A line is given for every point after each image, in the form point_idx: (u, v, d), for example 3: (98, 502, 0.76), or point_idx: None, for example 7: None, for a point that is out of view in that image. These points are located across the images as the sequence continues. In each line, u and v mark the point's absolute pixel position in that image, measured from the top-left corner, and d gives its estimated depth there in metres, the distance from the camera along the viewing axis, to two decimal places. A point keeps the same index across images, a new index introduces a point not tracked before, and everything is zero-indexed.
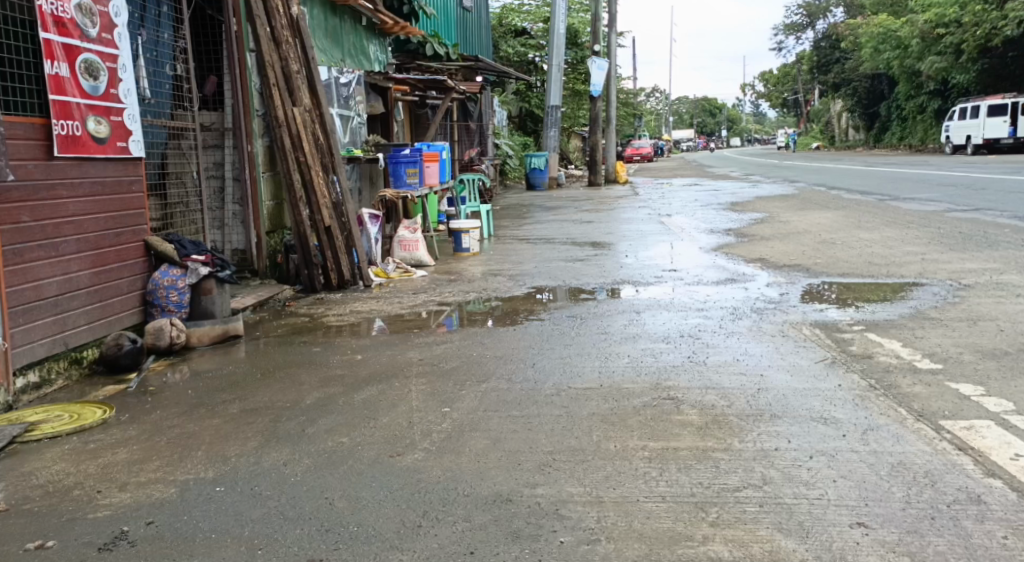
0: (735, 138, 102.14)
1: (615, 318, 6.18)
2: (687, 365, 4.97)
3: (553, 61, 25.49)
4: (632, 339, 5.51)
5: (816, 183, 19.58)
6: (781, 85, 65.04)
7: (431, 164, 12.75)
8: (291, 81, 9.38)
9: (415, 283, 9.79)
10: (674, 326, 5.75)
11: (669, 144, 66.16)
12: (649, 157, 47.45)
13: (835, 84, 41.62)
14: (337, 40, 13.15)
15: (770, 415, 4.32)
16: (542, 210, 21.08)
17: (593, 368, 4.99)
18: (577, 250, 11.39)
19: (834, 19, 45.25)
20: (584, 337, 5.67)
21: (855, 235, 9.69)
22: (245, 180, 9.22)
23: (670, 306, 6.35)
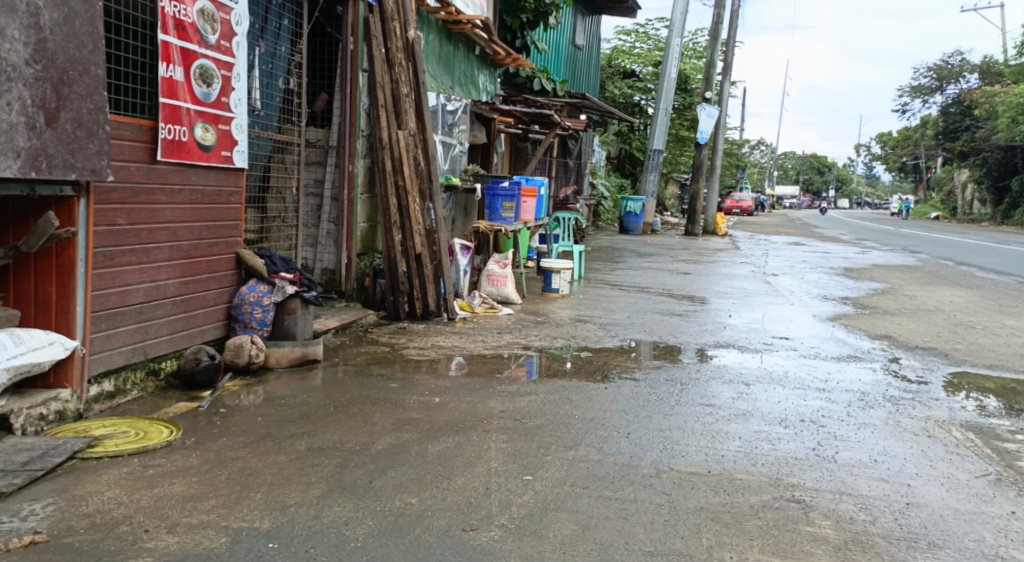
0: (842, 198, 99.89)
1: (726, 389, 5.70)
2: (812, 459, 4.46)
3: (661, 106, 25.11)
4: (745, 418, 5.02)
5: (945, 257, 18.68)
6: (900, 149, 63.28)
7: (528, 200, 12.38)
8: (400, 104, 9.20)
9: (502, 322, 9.48)
10: (793, 407, 5.26)
11: (773, 200, 64.94)
12: (751, 211, 46.58)
13: (960, 153, 40.16)
14: (448, 66, 12.99)
15: (927, 543, 3.79)
16: (636, 255, 20.65)
17: (699, 448, 4.53)
18: (673, 304, 10.93)
19: (961, 86, 43.84)
20: (693, 408, 5.21)
21: (1000, 323, 9.07)
22: (342, 200, 9.03)
23: (785, 384, 5.85)
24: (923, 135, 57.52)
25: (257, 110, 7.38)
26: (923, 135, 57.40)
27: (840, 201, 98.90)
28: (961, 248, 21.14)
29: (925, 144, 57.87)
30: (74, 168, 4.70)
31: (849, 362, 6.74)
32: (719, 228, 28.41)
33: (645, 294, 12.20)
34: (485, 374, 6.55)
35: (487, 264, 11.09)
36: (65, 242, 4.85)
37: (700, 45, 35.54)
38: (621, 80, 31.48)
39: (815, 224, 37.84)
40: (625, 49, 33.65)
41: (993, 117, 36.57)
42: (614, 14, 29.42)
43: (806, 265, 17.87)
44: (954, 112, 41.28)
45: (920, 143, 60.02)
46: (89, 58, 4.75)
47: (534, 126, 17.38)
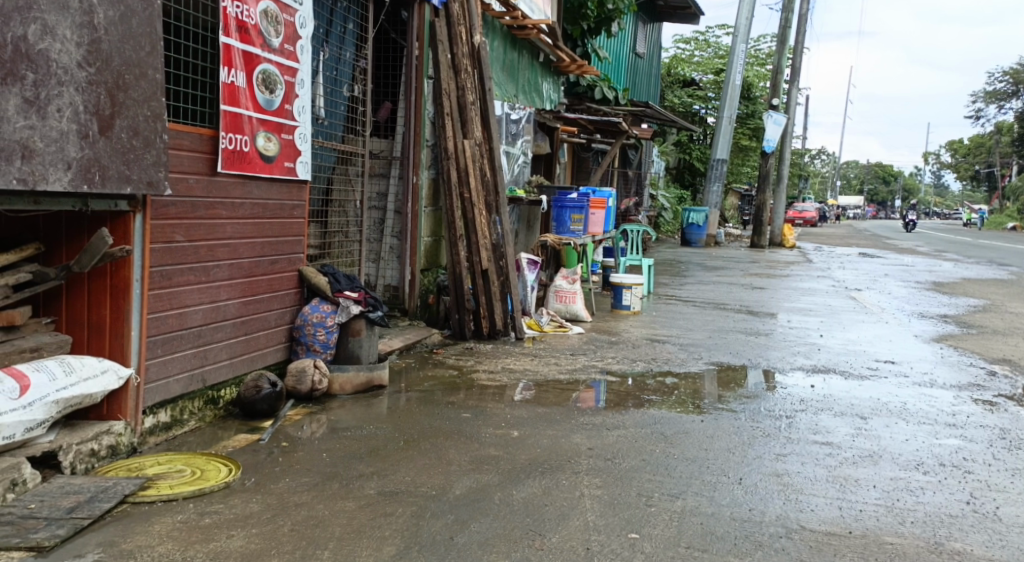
0: (905, 210, 97.77)
1: (842, 425, 5.57)
2: (970, 517, 4.08)
3: (725, 115, 24.45)
4: (874, 461, 4.81)
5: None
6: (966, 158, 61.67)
7: (596, 211, 11.95)
8: (466, 112, 8.82)
9: (573, 342, 9.03)
10: (921, 455, 4.96)
11: (833, 212, 63.62)
12: (812, 222, 45.50)
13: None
14: (513, 74, 12.55)
15: None
16: (700, 268, 20.04)
17: (836, 500, 4.18)
18: (752, 324, 10.38)
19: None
20: (808, 446, 5.03)
21: None
22: (406, 214, 8.62)
23: (901, 427, 5.56)
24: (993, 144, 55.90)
25: (321, 118, 6.93)
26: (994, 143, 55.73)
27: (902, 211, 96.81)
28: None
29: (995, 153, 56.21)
30: (130, 181, 4.32)
31: (953, 401, 6.38)
32: (786, 240, 27.65)
33: (718, 312, 11.65)
34: (563, 403, 6.11)
35: (555, 280, 10.69)
36: (120, 261, 4.46)
37: (762, 52, 34.76)
38: (680, 89, 30.86)
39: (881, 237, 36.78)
40: (684, 58, 33.01)
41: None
42: (676, 21, 28.82)
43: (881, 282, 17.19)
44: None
45: (990, 152, 58.38)
46: (146, 60, 4.36)
47: (596, 136, 16.89)
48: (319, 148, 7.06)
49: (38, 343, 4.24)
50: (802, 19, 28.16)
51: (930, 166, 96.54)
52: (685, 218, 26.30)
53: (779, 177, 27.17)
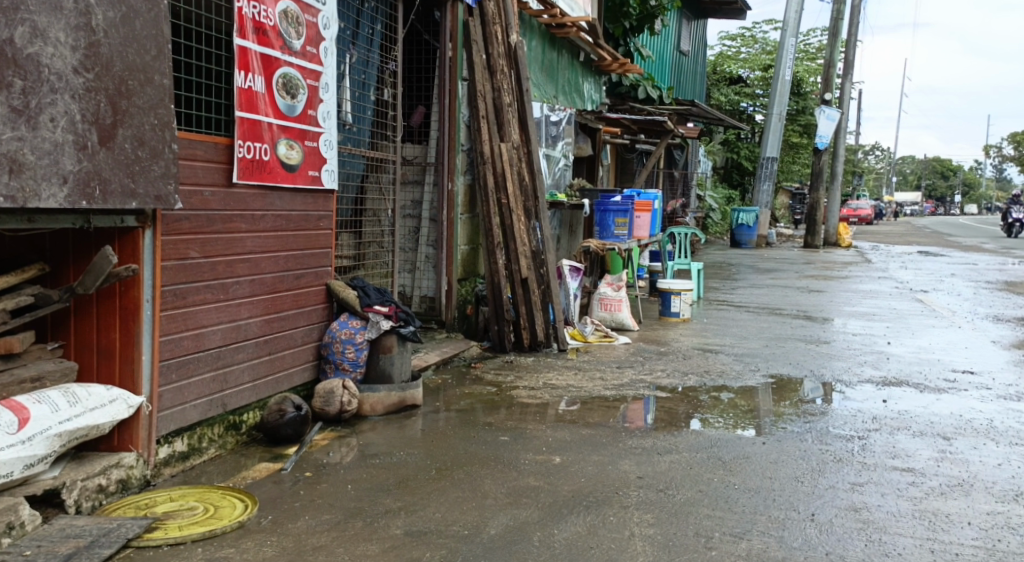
0: (959, 206, 95.75)
1: (924, 447, 5.42)
2: None
3: (773, 112, 23.85)
4: (964, 492, 4.71)
5: None
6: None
7: (641, 215, 11.55)
8: (502, 115, 8.47)
9: (619, 353, 8.65)
10: (1008, 484, 4.84)
11: (886, 208, 62.33)
12: (863, 220, 44.57)
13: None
14: (552, 74, 12.19)
15: None
16: (750, 271, 19.51)
17: (918, 541, 4.10)
18: (807, 334, 9.93)
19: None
20: (888, 473, 4.91)
21: None
22: (441, 222, 8.29)
23: (983, 453, 5.38)
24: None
25: (349, 124, 6.61)
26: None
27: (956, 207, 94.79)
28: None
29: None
30: (135, 195, 4.02)
31: None
32: (842, 240, 26.90)
33: (771, 320, 11.21)
34: (609, 422, 5.75)
35: (599, 287, 10.33)
36: (130, 280, 4.16)
37: (810, 47, 34.00)
38: (726, 87, 30.26)
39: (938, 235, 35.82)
40: (730, 55, 32.38)
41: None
42: (721, 18, 28.23)
43: (940, 284, 16.56)
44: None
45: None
46: (152, 65, 4.06)
47: (640, 136, 16.46)
48: (348, 154, 6.74)
49: (40, 372, 3.95)
50: (852, 12, 27.43)
51: (985, 160, 94.39)
52: (733, 219, 25.73)
53: (832, 175, 26.49)
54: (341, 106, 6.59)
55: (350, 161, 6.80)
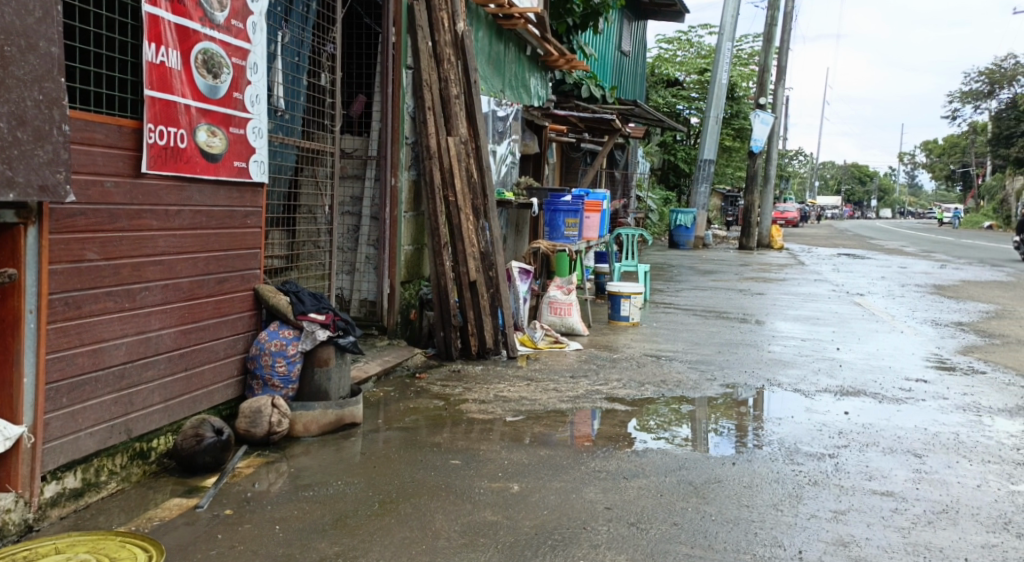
0: (888, 209, 97.61)
1: (898, 466, 4.93)
2: None
3: (714, 113, 23.64)
4: (952, 520, 4.26)
5: None
6: (950, 156, 61.61)
7: (590, 215, 11.09)
8: (448, 107, 7.92)
9: (571, 361, 8.16)
10: (1000, 509, 4.40)
11: (817, 211, 63.11)
12: (796, 222, 44.91)
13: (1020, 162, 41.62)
14: (499, 68, 11.66)
15: None
16: (693, 273, 19.21)
17: None
18: (762, 339, 9.56)
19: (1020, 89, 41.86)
20: (869, 499, 4.45)
21: None
22: (384, 220, 7.64)
23: (969, 470, 4.95)
24: (977, 142, 55.94)
25: (281, 111, 6.00)
26: (977, 141, 55.56)
27: (884, 210, 96.60)
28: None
29: (978, 152, 56.43)
30: (14, 185, 3.38)
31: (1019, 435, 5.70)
32: (775, 241, 27.09)
33: (723, 325, 10.83)
34: (569, 444, 5.25)
35: (549, 290, 9.84)
36: (7, 288, 3.56)
37: (746, 51, 34.02)
38: (664, 89, 30.08)
39: (870, 237, 36.16)
40: (667, 58, 32.18)
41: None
42: (660, 19, 27.99)
43: (881, 289, 16.45)
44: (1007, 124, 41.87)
45: (973, 151, 58.41)
46: (35, 28, 3.43)
47: (584, 135, 16.01)
48: (280, 144, 6.10)
49: None
50: (789, 16, 27.42)
51: (912, 164, 96.34)
52: (673, 220, 25.49)
53: (767, 177, 26.43)
54: (271, 90, 5.96)
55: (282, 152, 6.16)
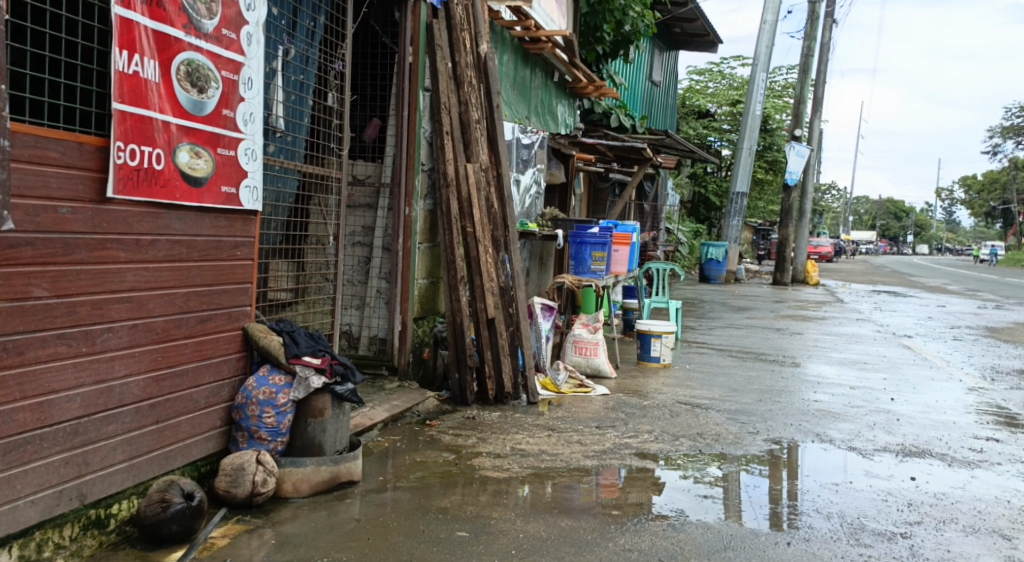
0: (919, 245, 96.35)
1: (985, 552, 4.53)
2: None
3: (746, 145, 23.04)
4: None
5: None
6: (984, 193, 60.78)
7: (619, 248, 10.55)
8: (469, 132, 7.40)
9: (596, 409, 7.54)
10: None
11: (848, 245, 62.26)
12: (828, 257, 44.13)
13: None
14: (524, 93, 11.13)
15: None
16: (724, 309, 18.55)
17: None
18: (801, 388, 8.95)
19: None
20: None
21: None
22: (397, 252, 7.09)
23: None
24: (1013, 179, 54.94)
25: (280, 131, 5.48)
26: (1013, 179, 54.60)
27: (915, 246, 95.37)
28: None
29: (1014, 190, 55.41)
30: None
31: None
32: (809, 276, 26.34)
33: (758, 371, 10.21)
34: (594, 514, 4.64)
35: (573, 328, 9.28)
36: None
37: (779, 83, 33.41)
38: (695, 121, 29.52)
39: (905, 274, 35.35)
40: (698, 89, 31.62)
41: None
42: (693, 49, 27.46)
43: (921, 333, 15.73)
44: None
45: (1009, 187, 57.40)
46: None
47: (614, 165, 15.45)
48: (277, 167, 5.60)
49: None
50: (824, 48, 26.81)
51: (945, 200, 95.03)
52: (703, 253, 24.85)
53: (799, 212, 25.73)
54: (269, 109, 5.47)
55: (279, 176, 5.64)
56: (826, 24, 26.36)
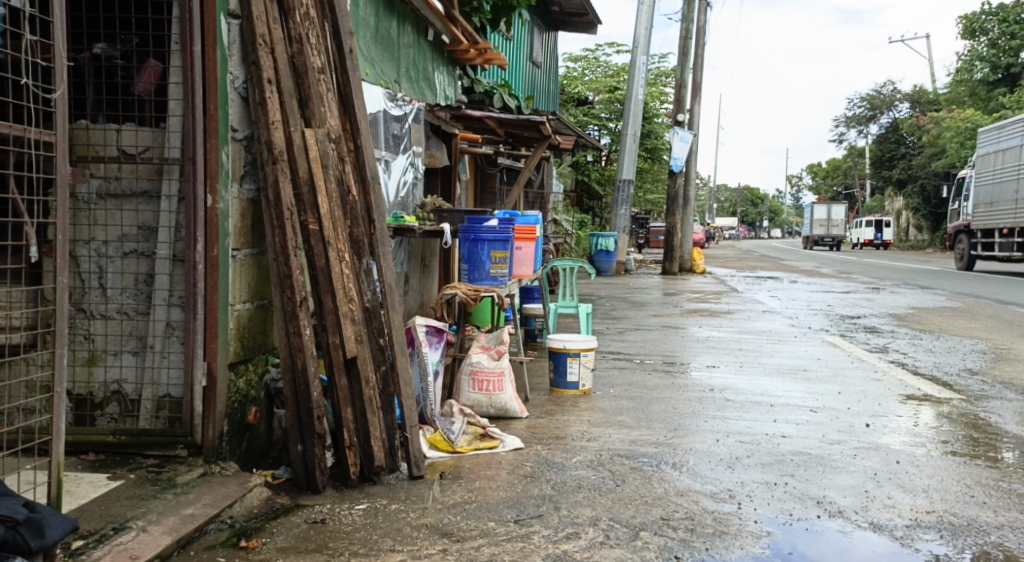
0: (782, 231, 98.02)
1: None
2: None
3: (630, 129, 21.07)
4: None
5: (1001, 309, 15.12)
6: (838, 177, 61.80)
7: (521, 245, 8.22)
8: (306, 83, 4.94)
9: (505, 482, 5.24)
10: None
11: (715, 234, 62.09)
12: (699, 246, 43.12)
13: (902, 181, 42.97)
14: (391, 52, 8.67)
15: None
16: (623, 306, 16.42)
17: None
18: (762, 435, 6.88)
19: (895, 114, 44.19)
20: None
21: None
22: (194, 265, 4.49)
23: None
24: (865, 163, 55.22)
25: None
26: (861, 164, 54.96)
27: (777, 231, 97.04)
28: (990, 294, 17.61)
29: (862, 173, 55.68)
30: None
31: None
32: (697, 265, 24.67)
33: (696, 400, 8.18)
34: None
35: (467, 354, 6.99)
36: None
37: (652, 70, 31.58)
38: (574, 108, 27.39)
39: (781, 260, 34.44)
40: (573, 75, 29.36)
41: (942, 148, 36.86)
42: (570, 29, 25.24)
43: (833, 325, 13.94)
44: (890, 140, 44.30)
45: (852, 174, 58.29)
46: None
47: (501, 148, 13.04)
48: None
49: None
50: (703, 29, 25.13)
51: (801, 185, 96.23)
52: (591, 244, 22.65)
53: (683, 199, 23.94)
54: None
55: None
56: (703, 3, 24.68)
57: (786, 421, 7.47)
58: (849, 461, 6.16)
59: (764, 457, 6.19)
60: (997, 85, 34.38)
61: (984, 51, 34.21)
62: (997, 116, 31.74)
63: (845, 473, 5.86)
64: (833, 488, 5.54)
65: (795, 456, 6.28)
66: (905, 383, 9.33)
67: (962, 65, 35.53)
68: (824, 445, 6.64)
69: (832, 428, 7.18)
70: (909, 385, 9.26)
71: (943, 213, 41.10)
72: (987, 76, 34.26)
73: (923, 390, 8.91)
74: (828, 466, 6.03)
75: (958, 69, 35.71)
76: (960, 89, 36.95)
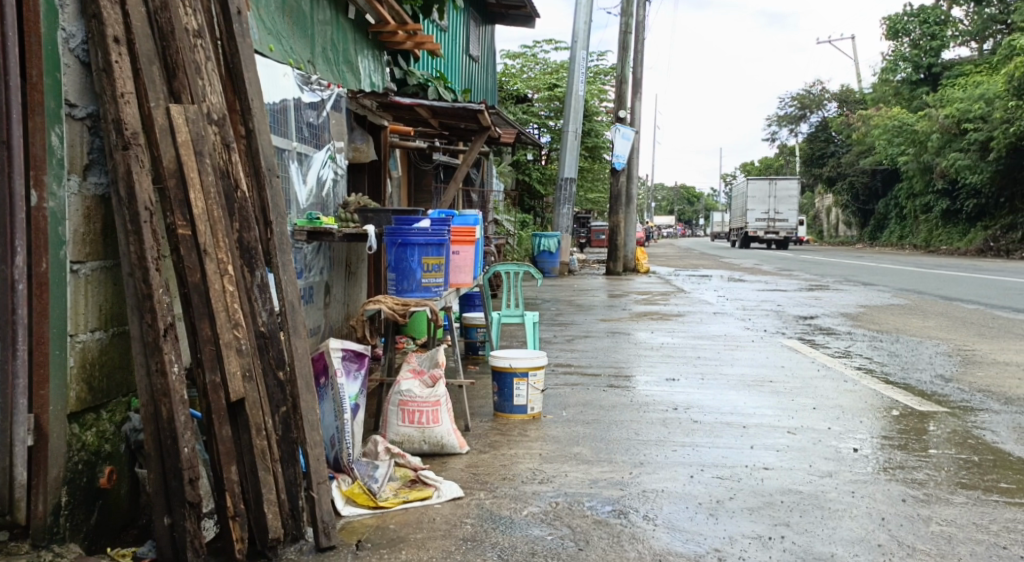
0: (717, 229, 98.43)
1: None
2: None
3: (571, 125, 20.15)
4: None
5: (956, 307, 14.43)
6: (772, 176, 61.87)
7: (459, 249, 7.16)
8: (172, 44, 3.81)
9: (435, 550, 4.18)
10: None
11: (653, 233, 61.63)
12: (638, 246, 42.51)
13: (831, 177, 42.75)
14: (303, 28, 7.55)
15: None
16: (569, 311, 15.44)
17: None
18: (741, 467, 5.91)
19: (826, 115, 44.21)
20: None
21: None
22: (11, 285, 3.36)
23: None
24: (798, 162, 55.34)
25: None
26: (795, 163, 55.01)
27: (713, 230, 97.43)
28: (942, 289, 16.96)
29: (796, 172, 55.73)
30: None
31: None
32: (640, 264, 23.80)
33: (657, 423, 7.19)
34: None
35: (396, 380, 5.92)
36: None
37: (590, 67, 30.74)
38: (513, 106, 26.41)
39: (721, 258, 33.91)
40: (510, 72, 28.40)
41: (870, 146, 36.88)
42: (508, 23, 24.22)
43: (788, 328, 13.08)
44: (820, 139, 43.62)
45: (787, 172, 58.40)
46: None
47: (437, 141, 11.95)
48: None
49: None
50: (642, 23, 24.32)
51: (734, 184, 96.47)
52: (534, 245, 21.64)
53: (627, 197, 23.04)
54: None
55: None
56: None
57: (763, 447, 6.50)
58: (851, 502, 5.19)
59: (751, 500, 5.20)
60: (919, 86, 35.09)
61: (905, 52, 34.91)
62: (920, 113, 31.77)
63: (849, 520, 4.90)
64: (840, 542, 4.62)
65: (785, 496, 5.30)
66: (883, 394, 8.43)
67: (885, 66, 36.19)
68: (814, 478, 5.69)
69: (818, 456, 6.22)
70: (887, 396, 8.37)
71: (870, 210, 40.68)
72: (911, 76, 34.93)
73: (904, 403, 8.02)
74: (828, 510, 5.06)
75: (882, 69, 36.27)
76: (882, 90, 37.06)
